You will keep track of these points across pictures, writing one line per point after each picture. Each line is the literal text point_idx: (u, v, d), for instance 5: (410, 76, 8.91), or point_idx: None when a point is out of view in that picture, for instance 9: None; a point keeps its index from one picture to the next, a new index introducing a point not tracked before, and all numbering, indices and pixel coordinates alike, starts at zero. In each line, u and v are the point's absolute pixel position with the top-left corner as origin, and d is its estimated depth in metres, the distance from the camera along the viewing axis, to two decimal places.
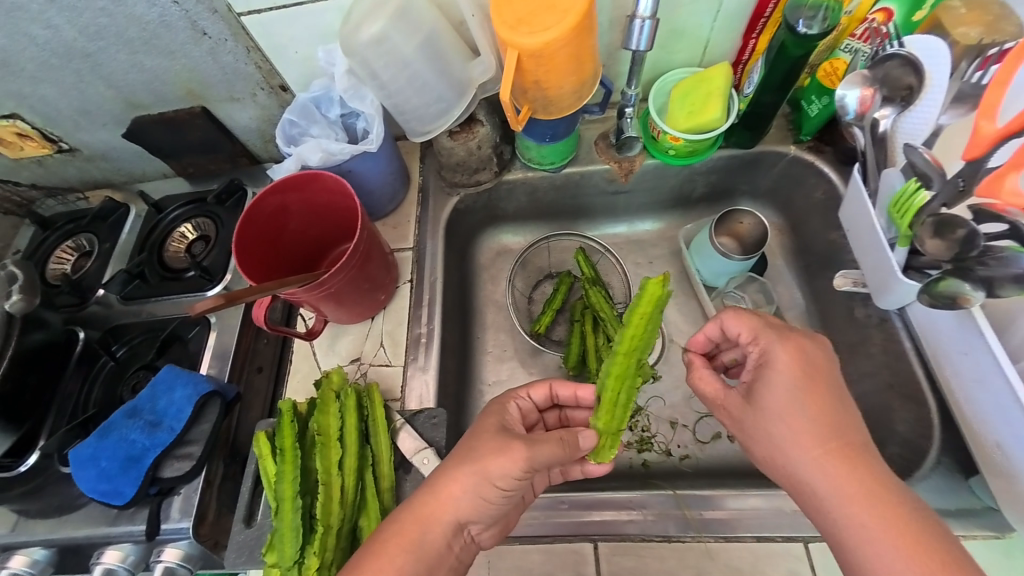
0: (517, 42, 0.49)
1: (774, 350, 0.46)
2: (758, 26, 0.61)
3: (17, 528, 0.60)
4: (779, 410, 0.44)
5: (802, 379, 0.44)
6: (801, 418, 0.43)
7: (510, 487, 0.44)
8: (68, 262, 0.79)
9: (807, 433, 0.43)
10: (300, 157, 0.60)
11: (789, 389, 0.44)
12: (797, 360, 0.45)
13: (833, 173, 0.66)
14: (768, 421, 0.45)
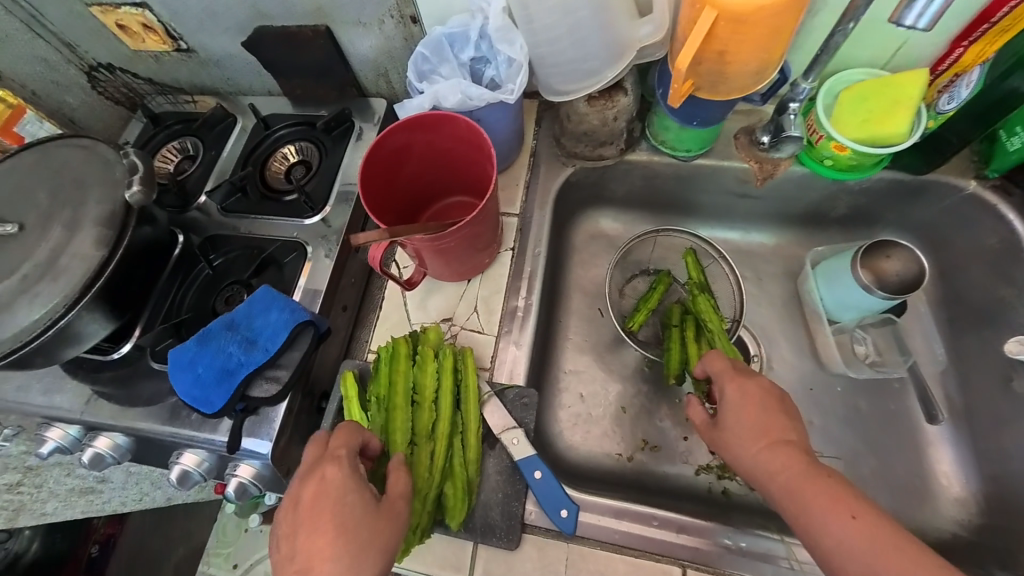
0: (721, 0, 0.42)
1: (725, 378, 0.50)
2: (975, 33, 0.51)
3: (88, 404, 0.63)
4: (734, 427, 0.47)
5: (749, 399, 0.48)
6: (747, 432, 0.46)
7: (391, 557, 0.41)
8: (171, 162, 0.80)
9: (751, 439, 0.46)
10: (435, 94, 0.56)
11: (742, 404, 0.48)
12: (741, 389, 0.48)
13: (1019, 222, 0.57)
14: (729, 438, 0.47)
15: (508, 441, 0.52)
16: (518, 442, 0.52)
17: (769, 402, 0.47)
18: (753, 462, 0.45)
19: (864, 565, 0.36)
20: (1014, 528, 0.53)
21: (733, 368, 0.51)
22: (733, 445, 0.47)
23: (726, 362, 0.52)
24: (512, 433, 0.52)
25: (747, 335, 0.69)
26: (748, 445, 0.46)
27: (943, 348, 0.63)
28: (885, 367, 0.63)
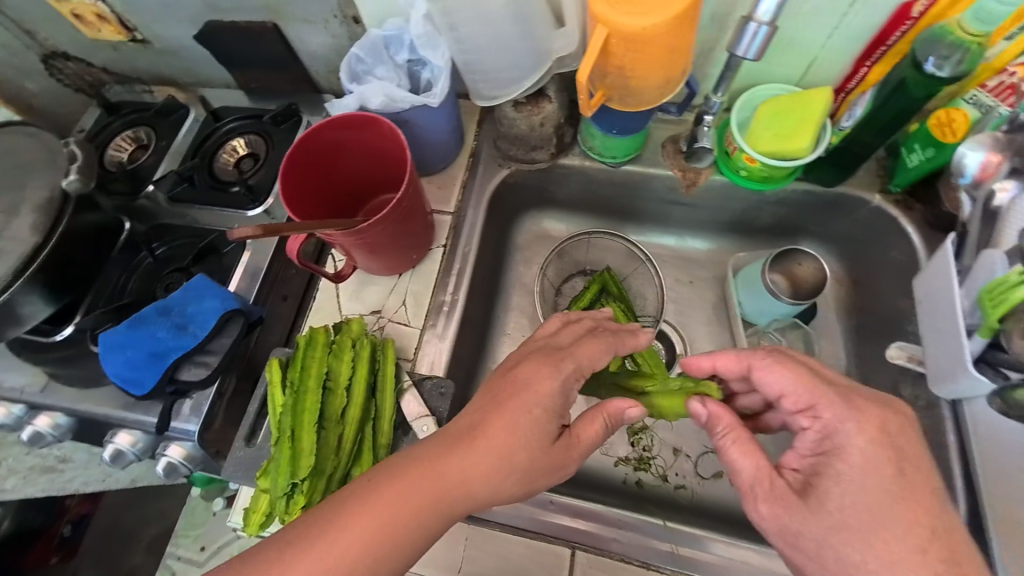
0: (612, 20, 0.45)
1: (846, 422, 0.42)
2: (875, 55, 0.53)
3: (46, 390, 0.65)
4: (848, 502, 0.39)
5: (887, 467, 0.40)
6: (901, 526, 0.38)
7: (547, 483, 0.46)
8: (126, 152, 0.80)
9: (875, 515, 0.38)
10: (362, 97, 0.58)
11: (877, 480, 0.39)
12: (870, 442, 0.41)
13: (917, 235, 0.59)
14: (847, 518, 0.39)
15: (419, 428, 0.55)
16: (429, 429, 0.55)
17: (896, 473, 0.40)
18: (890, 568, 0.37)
19: None
20: None
21: (859, 411, 0.42)
22: (838, 519, 0.39)
23: (830, 397, 0.43)
24: (424, 420, 0.55)
25: (670, 329, 0.72)
26: (900, 551, 0.37)
27: (848, 355, 0.66)
28: None
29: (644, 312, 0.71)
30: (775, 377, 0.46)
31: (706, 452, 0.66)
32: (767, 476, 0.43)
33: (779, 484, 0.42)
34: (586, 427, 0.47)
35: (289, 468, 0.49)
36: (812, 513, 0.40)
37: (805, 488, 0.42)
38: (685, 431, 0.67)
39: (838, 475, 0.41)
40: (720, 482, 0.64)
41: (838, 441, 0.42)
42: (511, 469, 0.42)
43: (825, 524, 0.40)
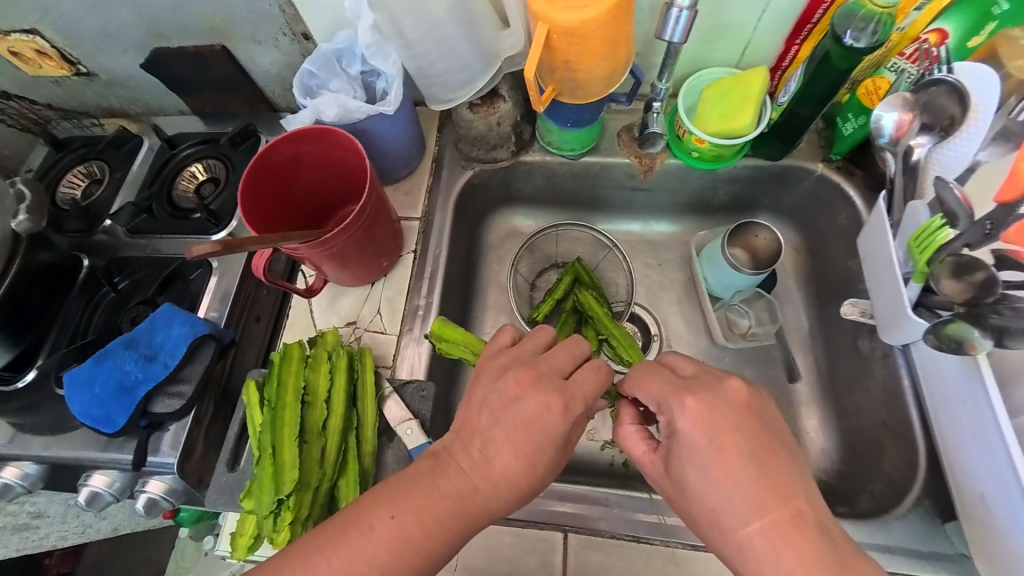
0: (551, 16, 0.47)
1: (679, 412, 0.41)
2: (803, 32, 0.57)
3: (14, 441, 0.62)
4: (691, 475, 0.40)
5: (717, 437, 0.39)
6: (726, 487, 0.38)
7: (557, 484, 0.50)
8: (79, 188, 0.77)
9: (719, 489, 0.38)
10: (316, 110, 0.59)
11: (709, 449, 0.39)
12: (700, 417, 0.40)
13: (859, 198, 0.63)
14: (691, 485, 0.40)
15: (403, 432, 0.55)
16: (413, 432, 0.55)
17: (722, 446, 0.39)
18: (733, 528, 0.38)
19: None
20: (861, 472, 0.59)
21: (693, 401, 0.41)
22: (686, 491, 0.40)
23: (674, 391, 0.42)
24: (407, 425, 0.55)
25: (644, 313, 0.74)
26: (728, 515, 0.38)
27: (811, 318, 0.69)
28: (758, 337, 0.69)
29: (616, 297, 0.72)
30: (641, 383, 0.45)
31: None
32: (648, 457, 0.45)
33: (654, 460, 0.44)
34: (579, 432, 0.48)
35: (273, 483, 0.49)
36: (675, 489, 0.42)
37: (665, 459, 0.42)
38: None
39: (683, 450, 0.41)
40: None
41: (678, 429, 0.41)
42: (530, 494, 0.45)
43: (678, 490, 0.41)
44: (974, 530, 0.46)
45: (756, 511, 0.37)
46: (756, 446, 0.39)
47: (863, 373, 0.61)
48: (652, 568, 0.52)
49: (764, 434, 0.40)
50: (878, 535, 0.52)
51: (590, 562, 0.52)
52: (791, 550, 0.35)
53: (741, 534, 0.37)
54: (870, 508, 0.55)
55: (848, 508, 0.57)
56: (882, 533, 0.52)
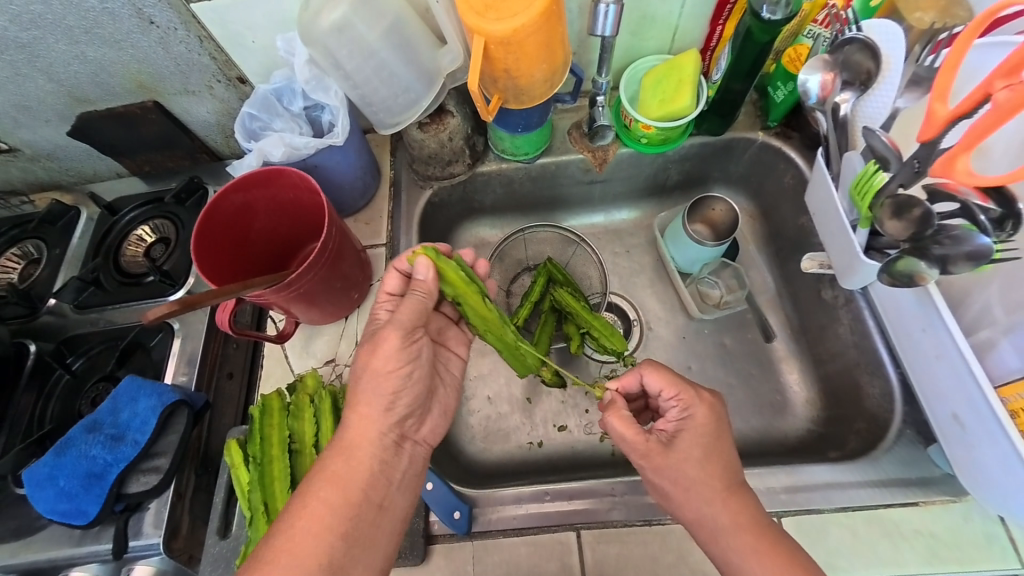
0: (485, 28, 0.48)
1: (697, 406, 0.48)
2: (724, 13, 0.60)
3: None
4: (686, 460, 0.47)
5: (715, 439, 0.48)
6: (705, 474, 0.46)
7: (402, 365, 0.49)
8: (14, 271, 0.72)
9: (711, 484, 0.46)
10: (262, 152, 0.58)
11: (707, 445, 0.47)
12: (712, 417, 0.48)
13: (799, 158, 0.66)
14: (683, 468, 0.46)
15: None
16: None
17: (714, 446, 0.47)
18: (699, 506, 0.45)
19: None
20: (845, 415, 0.61)
21: (703, 402, 0.49)
22: (680, 473, 0.46)
23: (692, 388, 0.49)
24: None
25: (621, 301, 0.75)
26: (698, 495, 0.45)
27: (776, 278, 0.72)
28: (731, 305, 0.71)
29: (591, 290, 0.73)
30: (656, 377, 0.50)
31: None
32: (638, 438, 0.48)
33: (648, 441, 0.48)
34: (405, 308, 0.50)
35: None
36: (668, 471, 0.47)
37: (664, 443, 0.48)
38: None
39: (688, 436, 0.47)
40: None
41: (687, 422, 0.48)
42: (371, 380, 0.48)
43: (667, 470, 0.47)
44: (952, 448, 0.48)
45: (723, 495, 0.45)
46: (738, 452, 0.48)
47: (831, 320, 0.64)
48: (668, 548, 0.52)
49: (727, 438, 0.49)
50: (871, 471, 0.54)
51: (608, 556, 0.52)
52: (732, 515, 0.45)
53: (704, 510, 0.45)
54: (859, 448, 0.58)
55: (840, 451, 0.59)
56: (875, 469, 0.54)
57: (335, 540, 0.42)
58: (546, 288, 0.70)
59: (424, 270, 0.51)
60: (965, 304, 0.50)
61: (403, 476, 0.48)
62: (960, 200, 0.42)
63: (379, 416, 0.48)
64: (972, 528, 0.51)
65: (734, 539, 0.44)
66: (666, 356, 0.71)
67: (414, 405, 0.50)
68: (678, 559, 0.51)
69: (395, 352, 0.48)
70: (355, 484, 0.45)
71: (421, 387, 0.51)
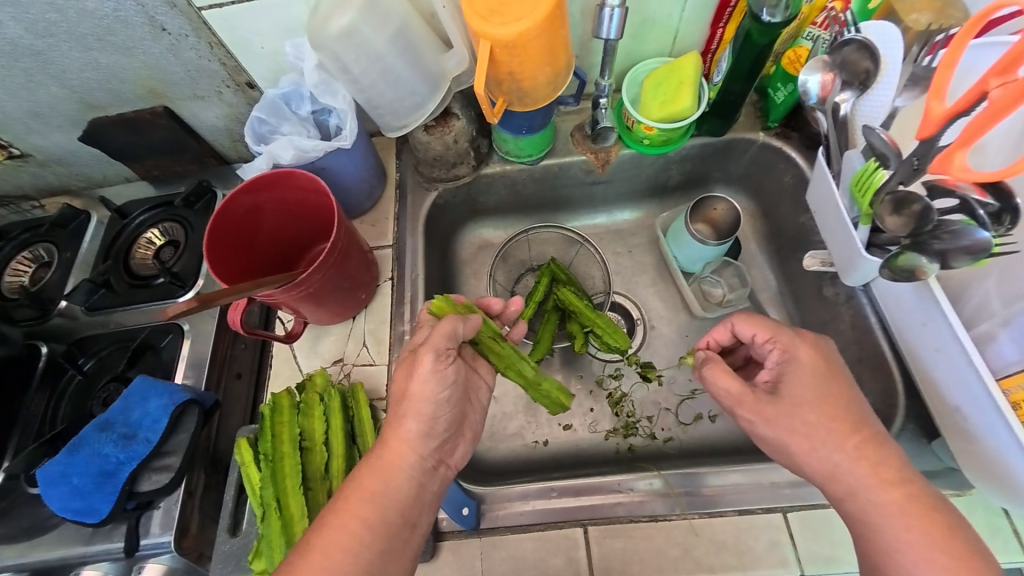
0: (490, 32, 0.49)
1: (799, 346, 0.48)
2: (724, 16, 0.60)
3: None
4: (800, 404, 0.46)
5: (826, 377, 0.47)
6: (827, 418, 0.45)
7: (444, 390, 0.48)
8: (25, 274, 0.73)
9: (843, 434, 0.45)
10: (272, 155, 0.59)
11: (819, 384, 0.46)
12: (818, 357, 0.48)
13: (799, 158, 0.67)
14: (798, 414, 0.46)
15: None
16: None
17: (832, 383, 0.47)
18: (822, 444, 0.45)
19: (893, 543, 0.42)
20: None
21: (805, 343, 0.49)
22: (795, 413, 0.46)
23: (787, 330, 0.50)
24: None
25: (625, 301, 0.76)
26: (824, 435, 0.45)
27: (777, 276, 0.73)
28: (733, 303, 0.72)
29: (595, 289, 0.74)
30: (750, 326, 0.51)
31: (682, 401, 0.68)
32: (741, 389, 0.49)
33: (748, 390, 0.49)
34: (439, 338, 0.50)
35: (283, 536, 0.50)
36: (773, 418, 0.47)
37: (771, 394, 0.48)
38: (659, 386, 0.70)
39: (792, 376, 0.47)
40: (702, 424, 0.67)
41: (791, 362, 0.48)
42: (409, 402, 0.48)
43: (776, 421, 0.47)
44: (954, 440, 0.48)
45: (847, 426, 0.45)
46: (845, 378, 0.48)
47: (832, 317, 0.64)
48: (674, 543, 0.52)
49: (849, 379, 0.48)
50: None
51: (614, 550, 0.52)
52: (867, 462, 0.44)
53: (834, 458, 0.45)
54: None
55: None
56: None
57: (373, 557, 0.43)
58: (548, 287, 0.71)
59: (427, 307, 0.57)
60: (965, 299, 0.51)
61: (434, 499, 0.49)
62: (958, 195, 0.43)
63: (416, 439, 0.48)
64: (975, 521, 0.51)
65: (882, 497, 0.43)
66: (669, 354, 0.72)
67: (449, 429, 0.51)
68: (685, 553, 0.52)
69: (429, 375, 0.48)
70: (394, 503, 0.46)
71: (456, 411, 0.51)
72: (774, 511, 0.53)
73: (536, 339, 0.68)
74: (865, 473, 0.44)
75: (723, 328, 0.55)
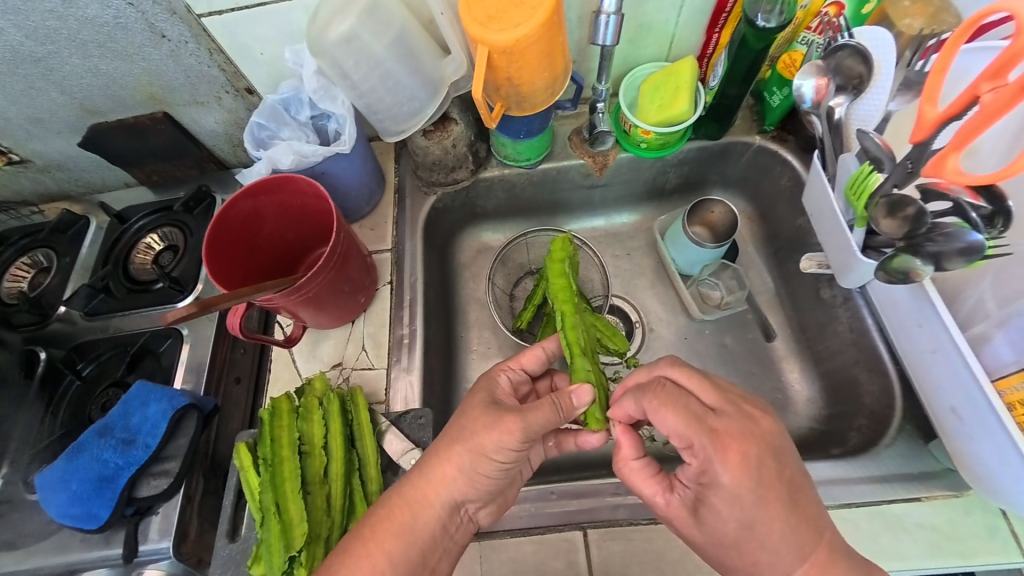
0: (488, 38, 0.50)
1: (719, 464, 0.40)
2: (719, 21, 0.61)
3: None
4: (728, 519, 0.40)
5: (754, 491, 0.39)
6: (763, 531, 0.39)
7: (507, 459, 0.47)
8: (25, 279, 0.73)
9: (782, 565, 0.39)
10: (271, 160, 0.59)
11: (750, 512, 0.39)
12: (745, 475, 0.39)
13: (795, 161, 0.67)
14: (726, 548, 0.41)
15: (408, 463, 0.55)
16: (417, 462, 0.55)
17: (771, 497, 0.39)
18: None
19: None
20: (846, 412, 0.62)
21: (724, 461, 0.40)
22: (717, 537, 0.42)
23: (703, 435, 0.41)
24: (410, 455, 0.55)
25: (624, 304, 0.76)
26: (774, 559, 0.39)
27: (774, 277, 0.73)
28: (732, 305, 0.72)
29: (593, 292, 0.74)
30: (665, 426, 0.43)
31: None
32: (659, 495, 0.46)
33: (672, 503, 0.45)
34: (535, 412, 0.47)
35: (282, 541, 0.49)
36: (697, 536, 0.43)
37: (697, 497, 0.43)
38: None
39: (718, 501, 0.40)
40: None
41: (713, 476, 0.40)
42: (472, 451, 0.46)
43: (697, 534, 0.43)
44: (951, 442, 0.49)
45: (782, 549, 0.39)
46: (792, 482, 0.40)
47: (829, 317, 0.65)
48: (674, 545, 0.52)
49: (800, 485, 0.40)
50: (873, 466, 0.55)
51: (615, 553, 0.52)
52: None
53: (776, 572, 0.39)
54: (861, 444, 0.58)
55: (842, 447, 0.60)
56: (876, 465, 0.55)
57: None
58: (566, 265, 0.66)
59: (581, 395, 0.50)
60: (960, 300, 0.51)
61: (453, 546, 0.47)
62: (951, 198, 0.43)
63: (458, 484, 0.47)
64: (974, 521, 0.51)
65: None
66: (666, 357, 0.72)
67: (493, 491, 0.48)
68: (684, 556, 0.52)
69: (506, 443, 0.46)
70: (418, 541, 0.45)
71: (505, 480, 0.49)
72: None
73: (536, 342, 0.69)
74: None
75: (632, 407, 0.46)
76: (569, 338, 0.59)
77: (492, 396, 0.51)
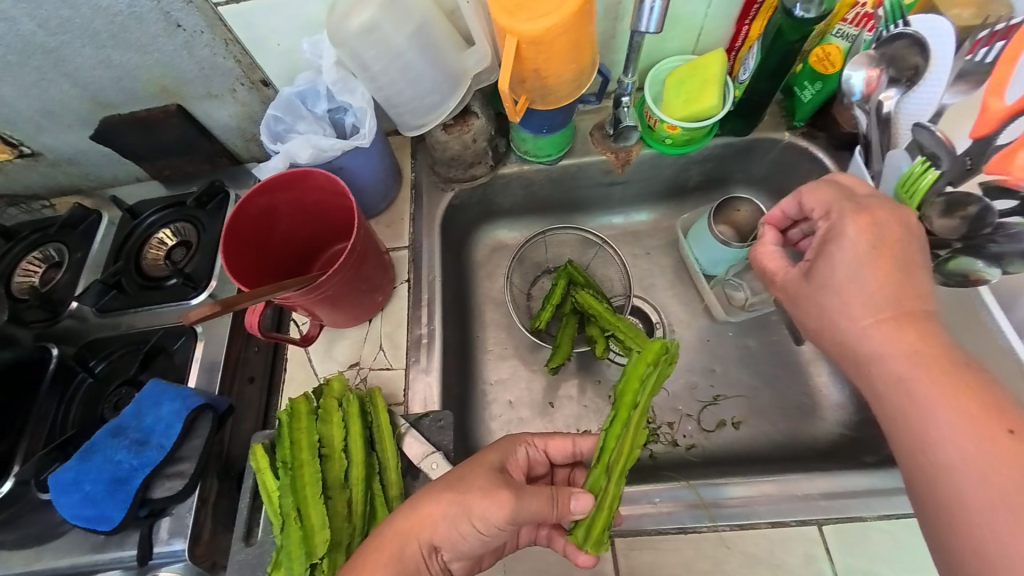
0: (516, 27, 0.48)
1: (847, 216, 0.43)
2: (752, 12, 0.59)
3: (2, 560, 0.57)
4: (834, 270, 0.42)
5: (874, 245, 0.41)
6: (864, 282, 0.40)
7: (487, 534, 0.44)
8: (36, 274, 0.72)
9: (866, 311, 0.40)
10: (289, 154, 0.58)
11: (859, 261, 0.41)
12: (868, 230, 0.41)
13: (826, 158, 0.65)
14: (823, 295, 0.43)
15: (429, 467, 0.53)
16: (438, 466, 0.54)
17: (888, 255, 0.40)
18: (845, 317, 0.41)
19: (941, 450, 0.35)
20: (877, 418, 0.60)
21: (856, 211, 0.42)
22: (819, 285, 0.43)
23: (846, 202, 0.44)
24: (431, 459, 0.54)
25: (645, 305, 0.74)
26: (862, 303, 0.40)
27: None
28: (757, 307, 0.68)
29: (613, 292, 0.72)
30: (813, 194, 0.47)
31: (703, 407, 0.67)
32: (780, 271, 0.49)
33: (789, 273, 0.48)
34: (532, 499, 0.45)
35: (304, 549, 0.48)
36: (800, 296, 0.45)
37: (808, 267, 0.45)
38: (677, 392, 0.68)
39: (830, 253, 0.43)
40: (724, 431, 0.65)
41: (835, 232, 0.43)
42: (462, 513, 0.43)
43: (800, 298, 0.46)
44: None
45: (879, 297, 0.40)
46: (907, 254, 0.41)
47: None
48: (704, 555, 0.51)
49: (914, 257, 0.41)
50: None
51: (642, 563, 0.51)
52: (921, 346, 0.38)
53: (864, 316, 0.40)
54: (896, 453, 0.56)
55: (875, 456, 0.58)
56: None
57: None
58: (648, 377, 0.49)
59: (580, 502, 0.47)
60: None
61: None
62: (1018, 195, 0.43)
63: (444, 533, 0.44)
64: None
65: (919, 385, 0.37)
66: (688, 358, 0.70)
67: (470, 555, 0.46)
68: (715, 567, 0.50)
69: (492, 521, 0.43)
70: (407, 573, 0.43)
71: (480, 552, 0.46)
72: (810, 523, 0.51)
73: (556, 344, 0.67)
74: (903, 354, 0.38)
75: (788, 199, 0.50)
76: (603, 444, 0.49)
77: (502, 464, 0.49)
